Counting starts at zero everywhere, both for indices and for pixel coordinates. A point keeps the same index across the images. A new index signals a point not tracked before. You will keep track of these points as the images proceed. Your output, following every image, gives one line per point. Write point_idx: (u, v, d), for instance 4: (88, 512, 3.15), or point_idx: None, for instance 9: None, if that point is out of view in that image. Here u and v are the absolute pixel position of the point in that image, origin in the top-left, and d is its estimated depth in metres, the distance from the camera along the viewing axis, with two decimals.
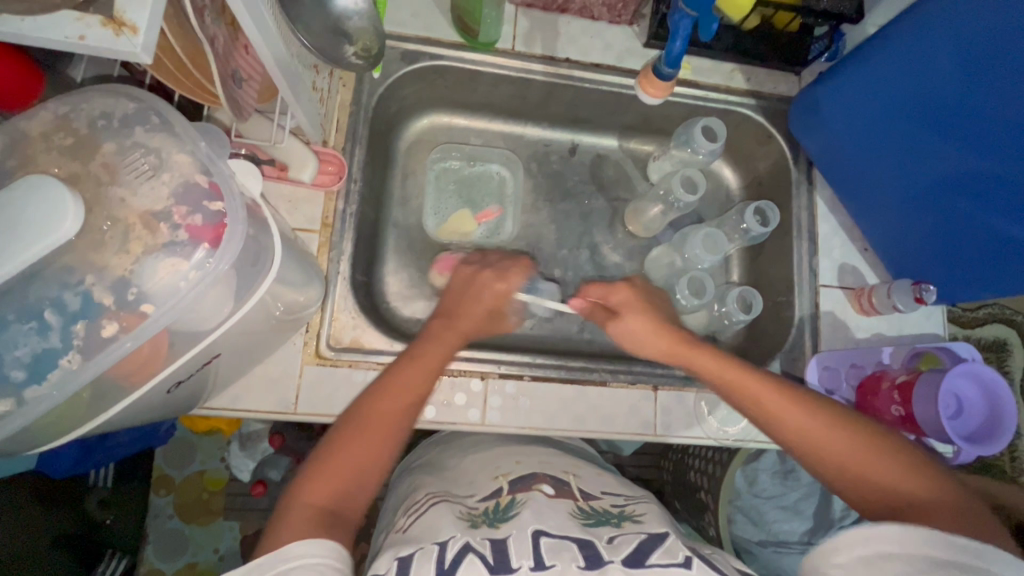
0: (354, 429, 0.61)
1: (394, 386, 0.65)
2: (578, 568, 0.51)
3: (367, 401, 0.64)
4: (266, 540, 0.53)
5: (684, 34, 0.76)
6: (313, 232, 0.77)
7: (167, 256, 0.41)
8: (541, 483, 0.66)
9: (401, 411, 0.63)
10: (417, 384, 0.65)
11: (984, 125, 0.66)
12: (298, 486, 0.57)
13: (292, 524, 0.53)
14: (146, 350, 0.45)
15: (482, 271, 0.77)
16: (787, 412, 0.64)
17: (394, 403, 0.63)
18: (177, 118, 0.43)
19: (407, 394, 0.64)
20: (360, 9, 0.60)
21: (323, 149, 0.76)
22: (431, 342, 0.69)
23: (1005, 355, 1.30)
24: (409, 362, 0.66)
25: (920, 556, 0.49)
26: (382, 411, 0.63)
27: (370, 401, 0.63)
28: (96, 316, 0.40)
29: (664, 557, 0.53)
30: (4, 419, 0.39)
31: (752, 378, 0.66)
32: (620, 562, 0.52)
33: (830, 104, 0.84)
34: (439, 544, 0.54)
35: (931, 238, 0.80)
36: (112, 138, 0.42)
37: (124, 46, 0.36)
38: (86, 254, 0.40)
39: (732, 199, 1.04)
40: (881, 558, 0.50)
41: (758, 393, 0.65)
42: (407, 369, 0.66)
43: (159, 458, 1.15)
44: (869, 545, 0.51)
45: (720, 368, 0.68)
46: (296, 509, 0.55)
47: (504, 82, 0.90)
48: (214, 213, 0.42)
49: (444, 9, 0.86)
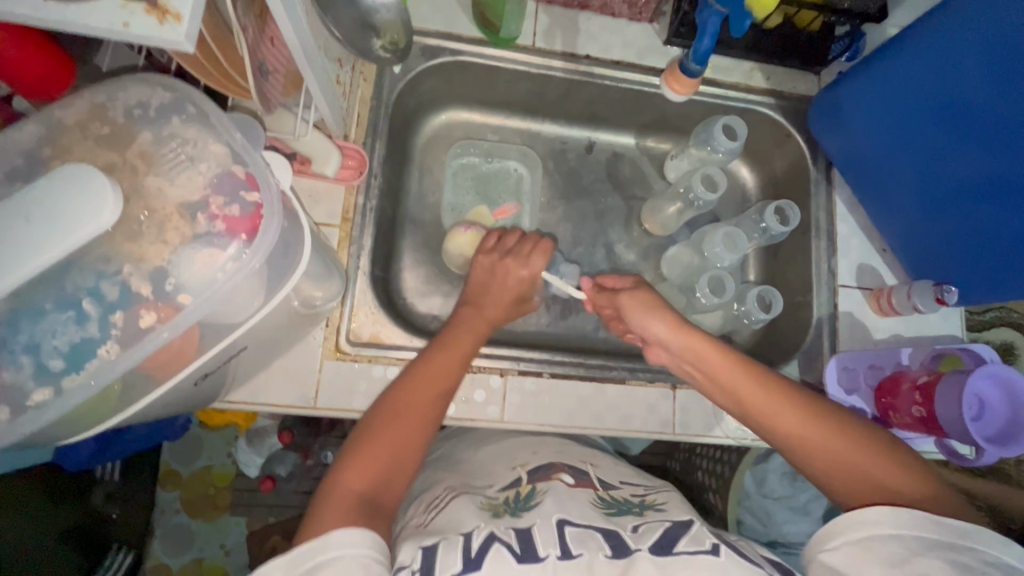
0: (390, 414, 0.62)
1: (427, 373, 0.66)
2: (605, 558, 0.51)
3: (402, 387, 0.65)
4: (307, 525, 0.53)
5: (712, 32, 0.76)
6: (334, 226, 0.77)
7: (202, 247, 0.41)
8: (560, 472, 0.66)
9: (438, 395, 0.65)
10: (454, 367, 0.67)
11: (1007, 124, 0.65)
12: (336, 475, 0.57)
13: (335, 510, 0.53)
14: (178, 343, 0.45)
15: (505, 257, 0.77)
16: (784, 411, 0.63)
17: (433, 389, 0.65)
18: (212, 108, 0.43)
19: (446, 379, 0.66)
20: (389, 3, 0.60)
21: (346, 143, 0.76)
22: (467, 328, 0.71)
23: (1015, 359, 1.31)
24: (446, 347, 0.68)
25: (909, 537, 0.52)
26: (420, 396, 0.64)
27: (407, 387, 0.65)
28: (133, 306, 0.40)
29: (691, 544, 0.53)
30: (39, 409, 0.38)
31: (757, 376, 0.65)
32: (648, 550, 0.52)
33: (850, 103, 0.84)
34: (464, 534, 0.54)
35: (950, 239, 0.79)
36: (148, 128, 0.42)
37: (168, 34, 0.35)
38: (123, 244, 0.40)
39: (748, 199, 1.04)
40: (873, 542, 0.53)
41: (757, 393, 0.65)
42: (444, 353, 0.68)
43: (166, 453, 1.15)
44: (862, 530, 0.54)
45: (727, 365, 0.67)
46: (338, 495, 0.55)
47: (523, 79, 0.90)
48: (250, 204, 0.42)
49: (466, 4, 0.86)
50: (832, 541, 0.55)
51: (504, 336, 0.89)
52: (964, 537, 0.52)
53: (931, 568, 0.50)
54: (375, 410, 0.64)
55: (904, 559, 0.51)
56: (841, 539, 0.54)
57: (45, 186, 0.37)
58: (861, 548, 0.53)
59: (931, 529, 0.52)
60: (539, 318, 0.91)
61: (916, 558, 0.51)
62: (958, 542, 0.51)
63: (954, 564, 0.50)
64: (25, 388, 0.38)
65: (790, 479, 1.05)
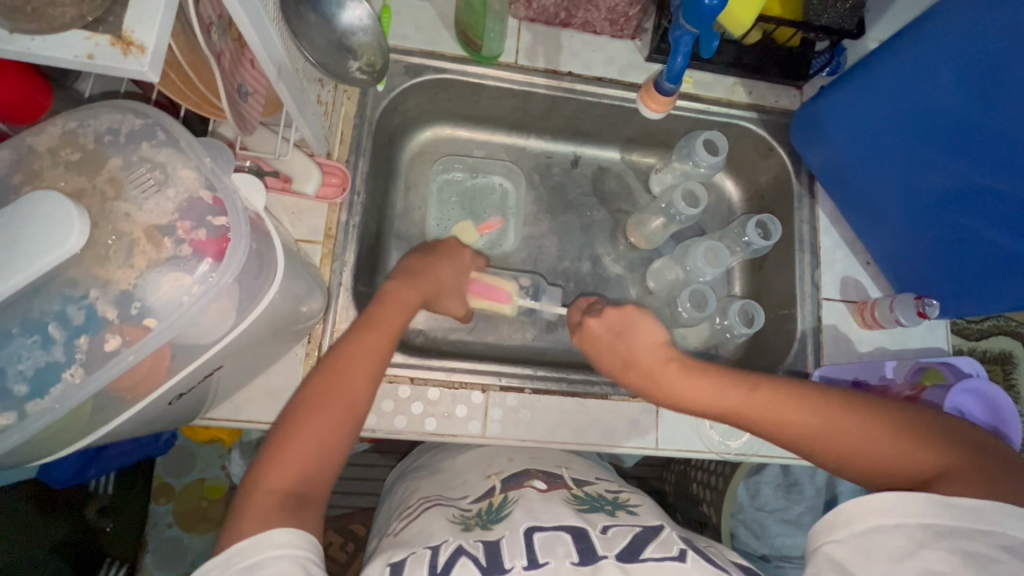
0: (308, 409, 0.62)
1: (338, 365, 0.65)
2: (571, 564, 0.51)
3: (317, 384, 0.64)
4: (230, 528, 0.54)
5: (685, 51, 0.75)
6: (316, 243, 0.78)
7: (170, 270, 0.41)
8: (533, 479, 0.67)
9: (357, 389, 0.64)
10: (372, 358, 0.66)
11: (984, 140, 0.66)
12: (257, 476, 0.57)
13: (255, 513, 0.54)
14: (148, 364, 0.45)
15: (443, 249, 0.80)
16: (783, 413, 0.64)
17: (352, 383, 0.64)
18: (182, 133, 0.44)
19: (365, 372, 0.65)
20: (365, 25, 0.62)
21: (327, 161, 0.77)
22: (384, 318, 0.70)
23: (1011, 368, 1.30)
24: (365, 337, 0.67)
25: (914, 527, 0.52)
26: (337, 389, 0.63)
27: (326, 382, 0.64)
28: (99, 330, 0.40)
29: (658, 550, 0.54)
30: (4, 432, 0.39)
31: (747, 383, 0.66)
32: (615, 556, 0.52)
33: (829, 118, 0.85)
34: (432, 548, 0.55)
35: (932, 253, 0.80)
36: (118, 153, 0.43)
37: (133, 64, 0.36)
38: (90, 268, 0.40)
39: (734, 212, 1.04)
40: (876, 533, 0.53)
41: (760, 400, 0.65)
42: (362, 345, 0.67)
43: (159, 466, 1.15)
44: (865, 520, 0.54)
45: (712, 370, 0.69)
46: (259, 496, 0.55)
47: (506, 95, 0.91)
48: (218, 227, 0.43)
49: (448, 23, 0.87)
50: (837, 532, 0.55)
51: (488, 351, 0.90)
52: (974, 520, 0.51)
53: (936, 561, 0.50)
54: (293, 407, 0.63)
55: (910, 552, 0.51)
56: (845, 528, 0.54)
57: (29, 205, 0.38)
58: (862, 540, 0.53)
59: (942, 516, 0.52)
60: (524, 332, 0.92)
61: (922, 550, 0.51)
62: (969, 528, 0.51)
63: (963, 555, 0.50)
64: None
65: (782, 492, 1.04)
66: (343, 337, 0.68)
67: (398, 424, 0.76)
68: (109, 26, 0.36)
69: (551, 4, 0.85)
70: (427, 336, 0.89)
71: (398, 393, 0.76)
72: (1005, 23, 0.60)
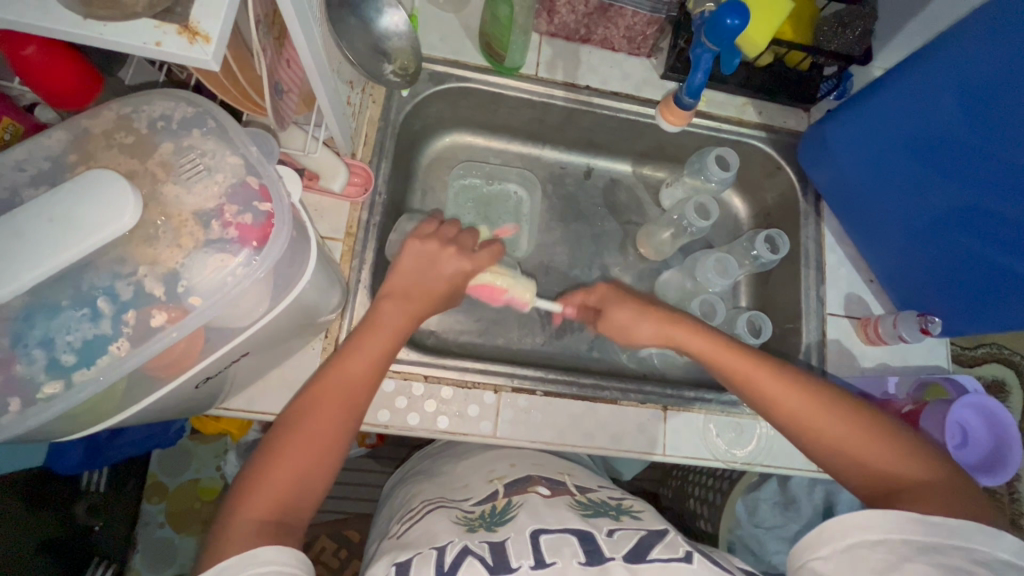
0: (289, 438, 0.62)
1: (331, 390, 0.66)
2: (579, 564, 0.52)
3: (300, 412, 0.65)
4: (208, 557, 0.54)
5: (706, 67, 0.78)
6: (337, 240, 0.79)
7: (214, 253, 0.42)
8: (535, 485, 0.68)
9: (342, 419, 0.65)
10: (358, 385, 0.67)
11: (993, 167, 0.68)
12: (234, 506, 0.58)
13: (236, 536, 0.55)
14: (183, 345, 0.46)
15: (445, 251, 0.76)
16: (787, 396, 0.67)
17: (336, 412, 0.65)
18: (231, 123, 0.45)
19: (347, 404, 0.66)
20: (400, 31, 0.64)
21: (354, 161, 0.79)
22: (371, 341, 0.69)
23: (1004, 395, 1.32)
24: (348, 366, 0.67)
25: (896, 542, 0.54)
26: (323, 420, 0.64)
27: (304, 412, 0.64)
28: (144, 306, 0.41)
29: (665, 551, 0.55)
30: (48, 401, 0.39)
31: (739, 357, 0.70)
32: (622, 559, 0.53)
33: (839, 140, 0.87)
34: (438, 548, 0.56)
35: (934, 271, 0.82)
36: (169, 139, 0.45)
37: (197, 53, 0.38)
38: (139, 248, 0.42)
39: (741, 228, 1.07)
40: (859, 548, 0.55)
41: (761, 375, 0.68)
42: (347, 373, 0.67)
43: (154, 465, 1.15)
44: (847, 536, 0.56)
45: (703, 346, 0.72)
46: (234, 527, 0.56)
47: (525, 105, 0.93)
48: (262, 213, 0.44)
49: (472, 34, 0.90)
50: (822, 548, 0.56)
51: (499, 354, 0.91)
52: (951, 536, 0.53)
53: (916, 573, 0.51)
54: (279, 430, 0.64)
55: (891, 565, 0.53)
56: (825, 547, 0.56)
57: (84, 182, 0.39)
58: (847, 555, 0.55)
59: (918, 531, 0.54)
60: (534, 337, 0.94)
61: (904, 563, 0.52)
62: (945, 543, 0.53)
63: (939, 566, 0.51)
64: (37, 380, 0.39)
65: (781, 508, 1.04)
66: (331, 359, 0.69)
67: (410, 421, 0.76)
68: (176, 17, 0.38)
69: (572, 21, 0.89)
70: (438, 338, 0.90)
71: (412, 390, 0.78)
72: (1011, 51, 0.63)
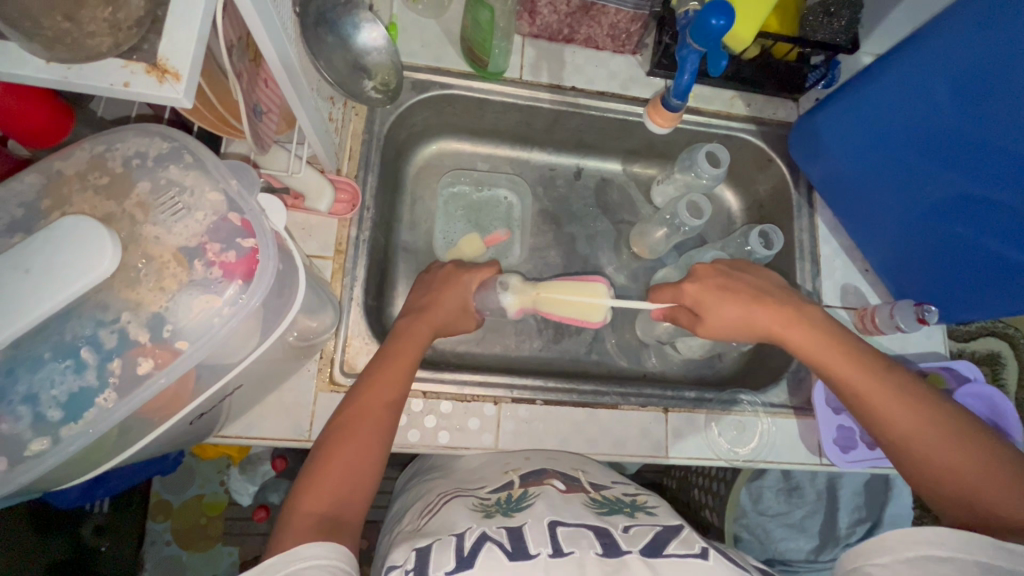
0: (339, 438, 0.65)
1: (375, 385, 0.68)
2: (596, 555, 0.52)
3: (350, 412, 0.67)
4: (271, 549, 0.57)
5: (692, 69, 0.77)
6: (327, 258, 0.78)
7: (200, 292, 0.41)
8: (551, 478, 0.67)
9: (383, 418, 0.67)
10: (395, 379, 0.69)
11: (985, 154, 0.68)
12: (293, 504, 0.61)
13: (296, 530, 0.57)
14: (174, 387, 0.45)
15: (442, 267, 0.83)
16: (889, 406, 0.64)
17: (377, 411, 0.67)
18: (208, 155, 0.44)
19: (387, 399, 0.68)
20: (379, 45, 0.62)
21: (338, 177, 0.77)
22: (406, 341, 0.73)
23: (1000, 367, 1.34)
24: (388, 366, 0.70)
25: (967, 561, 0.52)
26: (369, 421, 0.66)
27: (359, 413, 0.66)
28: (128, 354, 0.40)
29: (681, 547, 0.55)
30: (35, 459, 0.38)
31: (836, 354, 0.68)
32: (639, 552, 0.53)
33: (830, 130, 0.86)
34: (456, 535, 0.56)
35: (932, 258, 0.81)
36: (146, 177, 0.43)
37: (168, 92, 0.37)
38: (121, 292, 0.40)
39: (733, 222, 1.06)
40: (931, 561, 0.53)
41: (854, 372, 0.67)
42: (388, 372, 0.69)
43: (158, 484, 1.14)
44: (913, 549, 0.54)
45: (800, 338, 0.69)
46: (293, 522, 0.58)
47: (511, 109, 0.92)
48: (247, 248, 0.43)
49: (454, 40, 0.88)
50: (877, 556, 0.55)
51: (496, 362, 0.91)
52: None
53: None
54: (330, 432, 0.66)
55: None
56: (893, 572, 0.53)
57: (60, 231, 0.38)
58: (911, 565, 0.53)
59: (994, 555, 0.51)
60: (532, 343, 0.93)
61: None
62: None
63: None
64: (22, 438, 0.38)
65: (784, 495, 1.06)
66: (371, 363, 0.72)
67: (411, 437, 0.76)
68: (144, 54, 0.37)
69: (554, 21, 0.87)
70: (435, 349, 0.90)
71: (411, 407, 0.77)
72: (1003, 41, 0.62)
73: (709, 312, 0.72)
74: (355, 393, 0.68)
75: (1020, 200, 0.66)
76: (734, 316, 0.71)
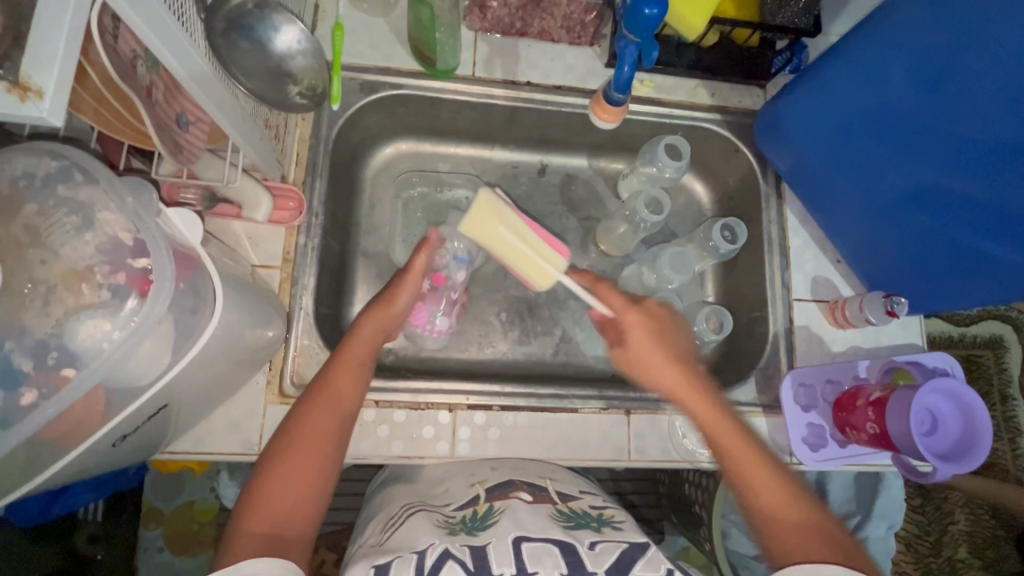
0: (286, 452, 0.63)
1: (325, 395, 0.66)
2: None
3: (301, 423, 0.65)
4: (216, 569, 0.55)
5: (630, 61, 0.74)
6: (273, 268, 0.77)
7: (92, 315, 0.40)
8: (519, 491, 0.66)
9: (335, 428, 0.65)
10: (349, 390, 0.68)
11: (948, 142, 0.65)
12: (237, 521, 0.59)
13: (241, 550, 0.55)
14: (80, 408, 0.45)
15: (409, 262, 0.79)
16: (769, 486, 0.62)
17: (326, 422, 0.65)
18: (98, 168, 0.43)
19: (337, 409, 0.66)
20: (303, 49, 0.62)
21: (280, 185, 0.76)
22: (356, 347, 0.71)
23: (1002, 352, 1.29)
24: (339, 375, 0.68)
25: None
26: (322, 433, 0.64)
27: (306, 423, 0.64)
28: (13, 384, 0.39)
29: (648, 569, 0.53)
30: None
31: (714, 419, 0.66)
32: (605, 574, 0.51)
33: (791, 119, 0.83)
34: (418, 552, 0.54)
35: (898, 248, 0.79)
36: (34, 198, 0.42)
37: (30, 110, 0.35)
38: (5, 319, 0.39)
39: (704, 214, 1.03)
40: None
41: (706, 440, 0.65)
42: (339, 381, 0.68)
43: (147, 491, 1.08)
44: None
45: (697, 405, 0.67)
46: (238, 541, 0.56)
47: (465, 108, 0.90)
48: (140, 269, 0.42)
49: (402, 37, 0.86)
50: None
51: (460, 366, 0.89)
52: None
53: None
54: (274, 444, 0.64)
55: None
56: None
57: None
58: None
59: None
60: (496, 346, 0.91)
61: None
62: None
63: None
64: None
65: None
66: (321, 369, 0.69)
67: (363, 448, 0.74)
68: (4, 72, 0.35)
69: (505, 15, 0.85)
70: (397, 355, 0.88)
71: (363, 417, 0.75)
72: (976, 27, 0.58)
73: (643, 357, 0.70)
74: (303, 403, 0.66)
75: (997, 194, 0.63)
76: (648, 363, 0.70)
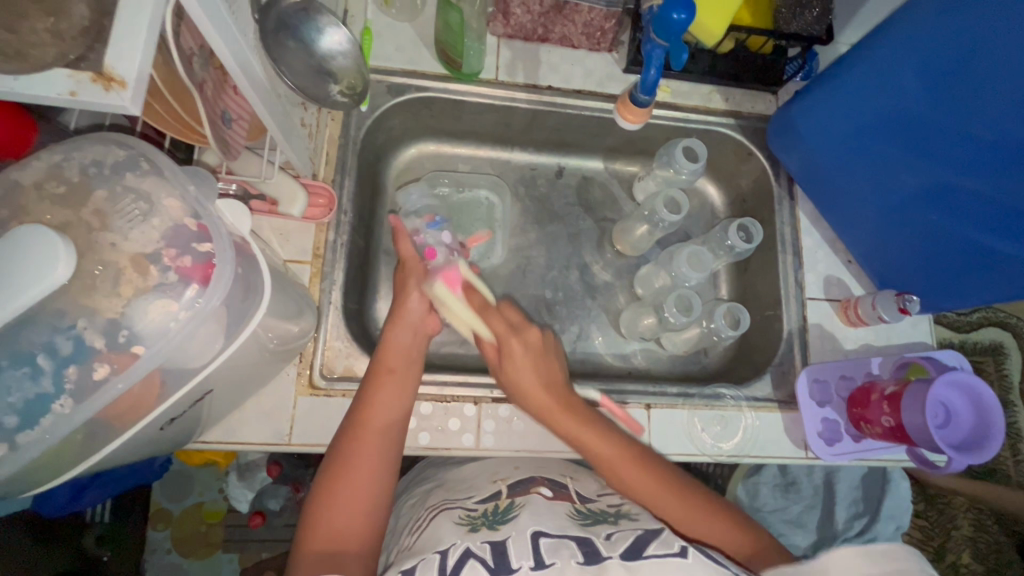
0: (335, 473, 0.63)
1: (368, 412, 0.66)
2: (577, 564, 0.52)
3: (347, 442, 0.65)
4: None
5: (658, 62, 0.77)
6: (304, 262, 0.79)
7: (156, 297, 0.42)
8: (539, 487, 0.68)
9: (382, 445, 0.65)
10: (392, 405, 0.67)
11: (957, 141, 0.68)
12: (299, 541, 0.61)
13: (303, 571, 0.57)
14: (138, 391, 0.46)
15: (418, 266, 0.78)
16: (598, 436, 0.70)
17: (372, 439, 0.65)
18: (165, 162, 0.45)
19: (378, 425, 0.66)
20: (344, 49, 0.64)
21: (313, 183, 0.78)
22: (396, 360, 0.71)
23: (1002, 358, 1.32)
24: (380, 391, 0.68)
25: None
26: (366, 451, 0.64)
27: (353, 441, 0.65)
28: (87, 360, 0.41)
29: (660, 547, 0.54)
30: None
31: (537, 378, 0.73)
32: (619, 557, 0.53)
33: (805, 124, 0.85)
34: (440, 552, 0.55)
35: (911, 249, 0.81)
36: (103, 185, 0.44)
37: (114, 99, 0.37)
38: (78, 298, 0.41)
39: (717, 216, 1.06)
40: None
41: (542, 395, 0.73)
42: (381, 397, 0.67)
43: (158, 492, 1.11)
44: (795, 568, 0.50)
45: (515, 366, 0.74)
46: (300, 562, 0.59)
47: (487, 110, 0.92)
48: (203, 254, 0.44)
49: (428, 42, 0.89)
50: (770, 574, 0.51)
51: (481, 362, 0.91)
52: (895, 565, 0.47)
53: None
54: (325, 463, 0.65)
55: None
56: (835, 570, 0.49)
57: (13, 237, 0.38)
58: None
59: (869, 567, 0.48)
60: None
61: None
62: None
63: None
64: None
65: (782, 490, 1.04)
66: (363, 386, 0.69)
67: None
68: (90, 63, 0.37)
69: (527, 21, 0.88)
70: None
71: None
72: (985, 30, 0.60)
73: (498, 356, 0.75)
74: (350, 421, 0.67)
75: (1000, 189, 0.65)
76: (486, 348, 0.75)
